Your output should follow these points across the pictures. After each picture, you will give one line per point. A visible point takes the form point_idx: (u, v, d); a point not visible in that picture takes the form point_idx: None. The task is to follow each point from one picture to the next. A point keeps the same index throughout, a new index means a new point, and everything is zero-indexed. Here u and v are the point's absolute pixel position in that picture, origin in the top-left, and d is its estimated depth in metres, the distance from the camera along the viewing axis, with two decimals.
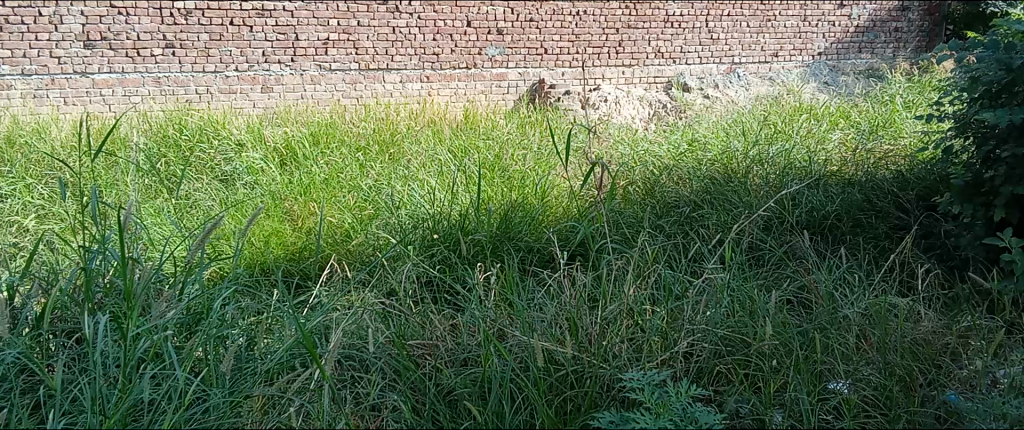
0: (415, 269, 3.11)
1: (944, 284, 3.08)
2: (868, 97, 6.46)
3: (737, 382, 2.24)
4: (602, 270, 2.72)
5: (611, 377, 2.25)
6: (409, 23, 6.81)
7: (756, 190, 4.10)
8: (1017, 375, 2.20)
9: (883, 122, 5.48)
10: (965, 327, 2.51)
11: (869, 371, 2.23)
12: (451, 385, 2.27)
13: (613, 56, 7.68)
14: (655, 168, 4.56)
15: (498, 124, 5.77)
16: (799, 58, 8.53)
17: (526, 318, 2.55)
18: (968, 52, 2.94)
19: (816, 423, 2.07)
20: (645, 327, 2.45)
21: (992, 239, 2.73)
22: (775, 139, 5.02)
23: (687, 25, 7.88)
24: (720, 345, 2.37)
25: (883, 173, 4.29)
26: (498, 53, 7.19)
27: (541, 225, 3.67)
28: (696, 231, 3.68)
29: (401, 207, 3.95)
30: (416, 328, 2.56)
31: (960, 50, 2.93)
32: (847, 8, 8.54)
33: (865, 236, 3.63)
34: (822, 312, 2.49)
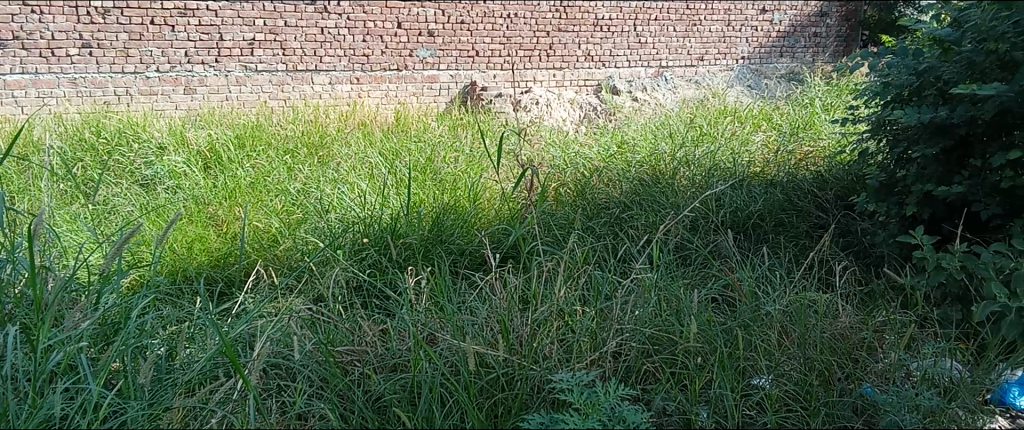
0: (344, 273, 3.05)
1: (861, 280, 3.18)
2: (789, 100, 6.66)
3: (664, 379, 2.26)
4: (532, 271, 2.72)
5: (541, 378, 2.25)
6: (338, 23, 6.71)
7: (684, 191, 4.17)
8: (929, 367, 2.29)
9: (803, 123, 5.66)
10: (880, 322, 2.59)
11: (790, 366, 2.28)
12: (380, 392, 2.23)
13: (544, 58, 7.72)
14: (585, 170, 4.60)
15: (429, 127, 5.74)
16: (724, 62, 8.74)
17: (457, 321, 2.53)
18: (880, 59, 3.05)
19: (739, 419, 2.12)
20: (575, 328, 2.46)
21: (905, 237, 2.84)
22: (701, 141, 5.12)
23: (616, 29, 7.99)
24: (648, 345, 2.39)
25: (803, 174, 4.43)
26: (429, 55, 7.13)
27: (474, 228, 3.65)
28: (625, 231, 3.72)
29: (331, 211, 3.88)
30: (344, 334, 2.51)
31: (872, 57, 3.04)
32: (769, 13, 8.82)
33: (787, 234, 3.73)
34: (746, 310, 2.55)
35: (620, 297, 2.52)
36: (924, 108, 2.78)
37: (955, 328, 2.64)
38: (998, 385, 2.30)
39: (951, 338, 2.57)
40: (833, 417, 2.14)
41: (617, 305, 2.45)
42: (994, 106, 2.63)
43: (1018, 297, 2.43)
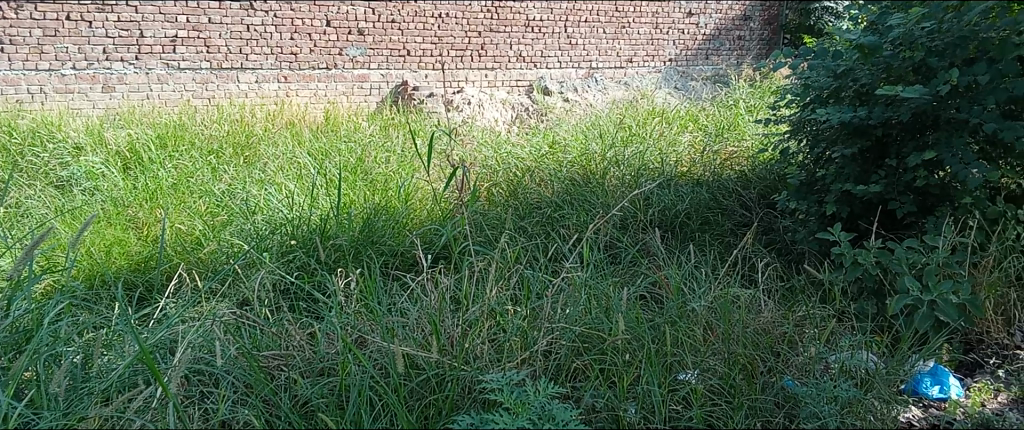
0: (270, 276, 2.98)
1: (782, 276, 3.27)
2: (715, 101, 6.81)
3: (593, 377, 2.28)
4: (464, 271, 2.71)
5: (472, 378, 2.24)
6: (265, 21, 6.57)
7: (614, 191, 4.22)
8: (845, 359, 2.36)
9: (728, 124, 5.80)
10: (800, 316, 2.67)
11: (716, 361, 2.32)
12: (307, 396, 2.19)
13: (476, 58, 7.72)
14: (517, 170, 4.63)
15: (360, 126, 5.66)
16: (652, 64, 8.89)
17: (387, 323, 2.50)
18: (802, 59, 3.05)
19: (666, 414, 2.15)
20: (506, 327, 2.46)
21: (823, 234, 2.93)
22: (631, 141, 5.20)
23: (547, 30, 8.05)
24: (577, 343, 2.40)
25: (728, 173, 4.53)
26: (359, 54, 7.05)
27: (404, 228, 3.62)
28: (556, 231, 3.74)
29: (257, 212, 3.78)
30: (271, 338, 2.45)
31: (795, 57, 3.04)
32: (695, 17, 9.02)
33: (712, 232, 3.81)
34: (673, 307, 2.59)
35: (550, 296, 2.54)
36: (842, 109, 2.88)
37: (871, 322, 2.74)
38: (910, 375, 2.39)
39: (867, 331, 2.66)
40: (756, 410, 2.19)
41: (548, 304, 2.46)
42: (908, 108, 2.75)
43: (929, 291, 2.54)
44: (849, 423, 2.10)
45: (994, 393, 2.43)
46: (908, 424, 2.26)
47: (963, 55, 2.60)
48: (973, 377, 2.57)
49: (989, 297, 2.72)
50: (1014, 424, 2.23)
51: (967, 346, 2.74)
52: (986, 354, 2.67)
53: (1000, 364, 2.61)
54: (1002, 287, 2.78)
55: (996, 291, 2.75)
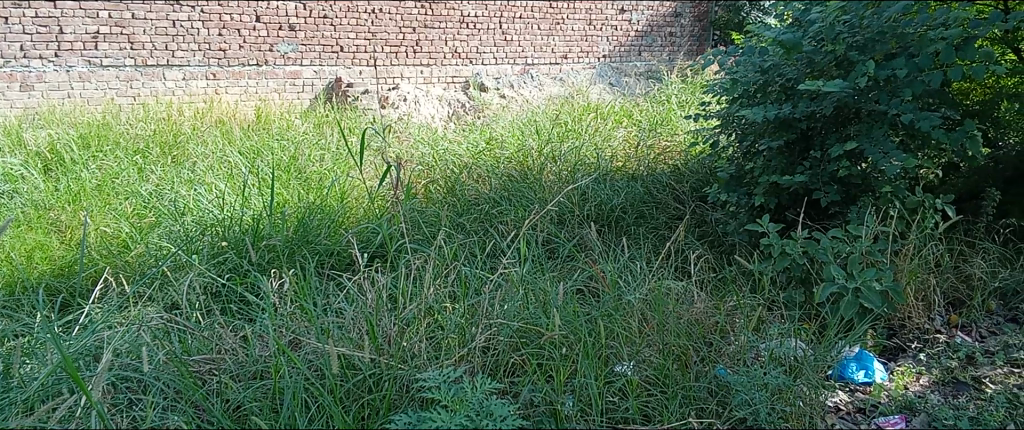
0: (200, 279, 2.90)
1: (714, 267, 3.34)
2: (648, 97, 6.90)
3: (530, 371, 2.28)
4: (400, 269, 2.68)
5: (409, 377, 2.22)
6: (192, 16, 6.40)
7: (551, 186, 4.24)
8: (774, 347, 2.43)
9: (661, 119, 5.88)
10: (731, 306, 2.73)
11: (651, 352, 2.36)
12: (239, 400, 2.14)
13: (411, 55, 7.66)
14: (454, 166, 4.62)
15: (293, 124, 5.56)
16: (586, 60, 8.98)
17: (321, 323, 2.46)
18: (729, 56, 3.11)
19: (602, 406, 2.18)
20: (444, 324, 2.45)
21: (752, 225, 3.00)
22: (566, 137, 5.24)
23: (482, 27, 8.04)
24: (515, 338, 2.40)
25: (661, 167, 4.60)
26: (290, 50, 6.92)
27: (340, 227, 3.57)
28: (494, 227, 3.74)
29: (186, 213, 3.68)
30: (201, 341, 2.39)
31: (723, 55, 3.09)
32: (628, 13, 9.14)
33: (647, 225, 3.87)
34: (608, 300, 2.62)
35: (488, 292, 2.54)
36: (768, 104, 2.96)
37: (799, 310, 2.83)
38: (836, 361, 2.46)
39: (795, 319, 2.74)
40: (691, 399, 2.23)
41: (485, 300, 2.47)
42: (831, 101, 2.84)
43: (853, 278, 2.62)
44: (778, 409, 2.16)
45: (915, 376, 2.52)
46: (836, 408, 2.33)
47: (884, 50, 2.69)
48: (896, 361, 2.66)
49: (909, 284, 2.83)
50: (934, 405, 2.32)
51: (890, 331, 2.83)
52: (908, 338, 2.77)
53: (921, 348, 2.71)
54: (922, 274, 2.89)
55: (916, 277, 2.85)
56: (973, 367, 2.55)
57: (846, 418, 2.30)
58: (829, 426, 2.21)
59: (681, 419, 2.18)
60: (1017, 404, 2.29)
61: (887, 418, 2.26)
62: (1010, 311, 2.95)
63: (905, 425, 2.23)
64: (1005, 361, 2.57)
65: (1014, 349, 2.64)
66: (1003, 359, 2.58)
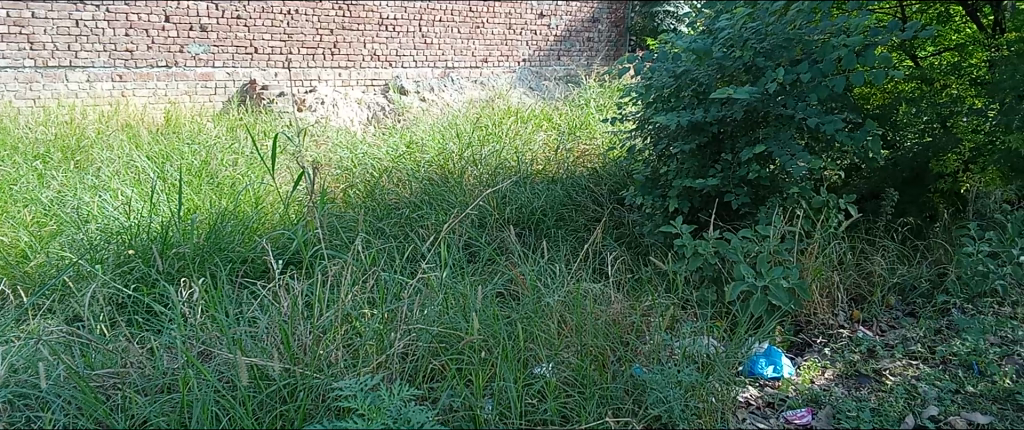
0: (104, 290, 2.77)
1: (632, 269, 3.39)
2: (567, 101, 6.96)
3: (449, 376, 2.26)
4: (317, 275, 2.61)
5: (325, 386, 2.17)
6: (96, 16, 6.14)
7: (471, 190, 4.23)
8: (688, 345, 2.47)
9: (580, 123, 5.94)
10: (647, 306, 2.78)
11: (569, 354, 2.37)
12: (146, 415, 2.03)
13: (328, 57, 7.53)
14: (375, 170, 4.56)
15: (205, 128, 5.38)
16: (506, 64, 9.02)
17: (234, 333, 2.37)
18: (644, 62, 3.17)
19: (521, 409, 2.16)
20: (362, 331, 2.41)
21: (667, 227, 3.06)
22: (487, 140, 5.24)
23: (402, 29, 7.98)
24: (434, 344, 2.38)
25: (581, 170, 4.65)
26: (201, 51, 6.69)
27: (255, 233, 3.46)
28: (415, 231, 3.70)
29: (90, 221, 3.52)
30: (106, 354, 2.28)
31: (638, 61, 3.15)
32: (547, 18, 9.22)
33: (567, 228, 3.89)
34: (528, 303, 2.62)
35: (407, 297, 2.50)
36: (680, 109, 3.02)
37: (712, 308, 2.89)
38: (747, 357, 2.53)
39: (708, 317, 2.80)
40: (608, 399, 2.23)
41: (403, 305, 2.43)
42: (740, 106, 2.92)
43: (762, 277, 2.71)
44: (692, 406, 2.19)
45: (821, 370, 2.61)
46: (747, 403, 2.38)
47: (790, 56, 2.78)
48: (803, 356, 2.75)
49: (815, 281, 2.94)
50: (839, 397, 2.40)
51: (797, 327, 2.93)
52: (814, 334, 2.87)
53: (826, 343, 2.81)
54: (827, 271, 3.00)
55: (821, 275, 2.96)
56: (875, 360, 2.66)
57: (757, 413, 2.35)
58: (740, 421, 2.26)
59: (599, 419, 2.18)
60: (914, 395, 2.40)
61: (794, 412, 2.33)
62: (908, 306, 3.08)
63: (812, 417, 2.30)
64: (904, 353, 2.69)
65: (912, 342, 2.76)
66: (902, 351, 2.69)
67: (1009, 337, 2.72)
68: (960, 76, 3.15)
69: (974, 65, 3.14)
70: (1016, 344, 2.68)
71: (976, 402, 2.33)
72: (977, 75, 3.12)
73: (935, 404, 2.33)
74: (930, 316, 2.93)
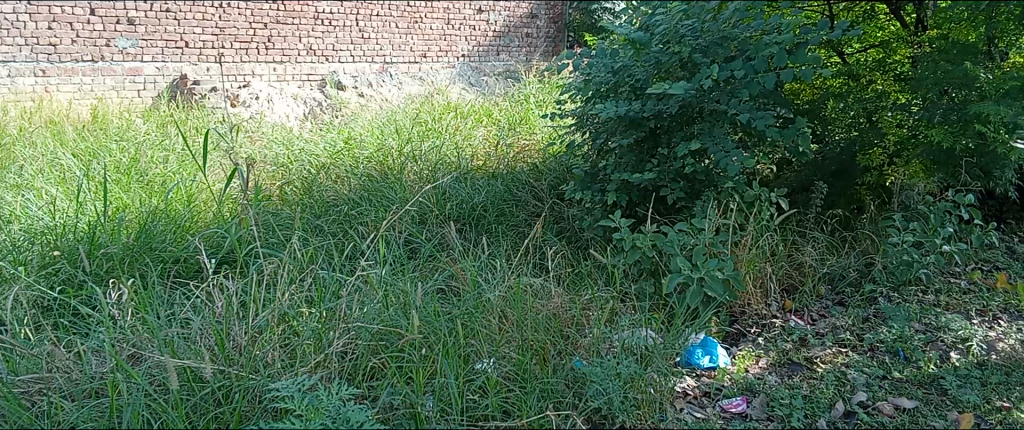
0: (27, 292, 2.66)
1: (571, 262, 3.40)
2: (507, 96, 6.95)
3: (389, 374, 2.23)
4: (251, 274, 2.54)
5: (261, 387, 2.12)
6: (17, 8, 5.90)
7: (411, 186, 4.20)
8: (628, 337, 2.48)
9: (519, 118, 5.94)
10: (587, 300, 2.79)
11: (510, 349, 2.36)
12: (72, 421, 1.96)
13: (262, 52, 7.37)
14: (312, 166, 4.49)
15: (133, 124, 5.22)
16: (445, 60, 8.98)
17: (165, 335, 2.31)
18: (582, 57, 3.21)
19: (462, 405, 2.14)
20: (299, 330, 2.36)
21: (605, 221, 3.08)
22: (427, 136, 5.21)
23: (338, 23, 7.88)
24: (374, 342, 2.34)
25: (521, 165, 4.65)
26: (129, 45, 6.47)
27: (187, 231, 3.36)
28: (354, 228, 3.64)
29: (12, 221, 3.37)
30: (31, 360, 2.20)
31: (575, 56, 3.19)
32: (485, 14, 9.20)
33: (507, 223, 3.89)
34: (469, 299, 2.61)
35: (345, 295, 2.46)
36: (618, 104, 3.04)
37: (650, 301, 2.92)
38: (684, 348, 2.56)
39: (646, 309, 2.83)
40: (549, 392, 2.23)
41: (341, 303, 2.40)
42: (676, 101, 2.96)
43: (697, 269, 2.75)
44: (631, 398, 2.21)
45: (755, 359, 2.66)
46: (684, 393, 2.42)
47: (724, 53, 2.84)
48: (737, 346, 2.80)
49: (748, 273, 3.00)
50: (772, 386, 2.45)
51: (733, 318, 2.98)
52: (748, 324, 2.93)
53: (760, 332, 2.87)
54: (759, 263, 3.07)
55: (754, 267, 3.03)
56: (806, 348, 2.73)
57: (694, 402, 2.39)
58: (678, 411, 2.29)
59: (540, 413, 2.18)
60: (844, 381, 2.47)
61: (730, 400, 2.37)
62: (837, 295, 3.17)
63: (747, 405, 2.35)
64: (834, 341, 2.77)
65: (841, 330, 2.85)
66: (832, 339, 2.77)
67: (933, 323, 2.82)
68: (885, 72, 3.23)
69: (898, 61, 3.21)
70: (939, 330, 2.78)
71: (901, 387, 2.41)
72: (900, 70, 3.21)
73: (864, 390, 2.40)
74: (858, 304, 3.02)
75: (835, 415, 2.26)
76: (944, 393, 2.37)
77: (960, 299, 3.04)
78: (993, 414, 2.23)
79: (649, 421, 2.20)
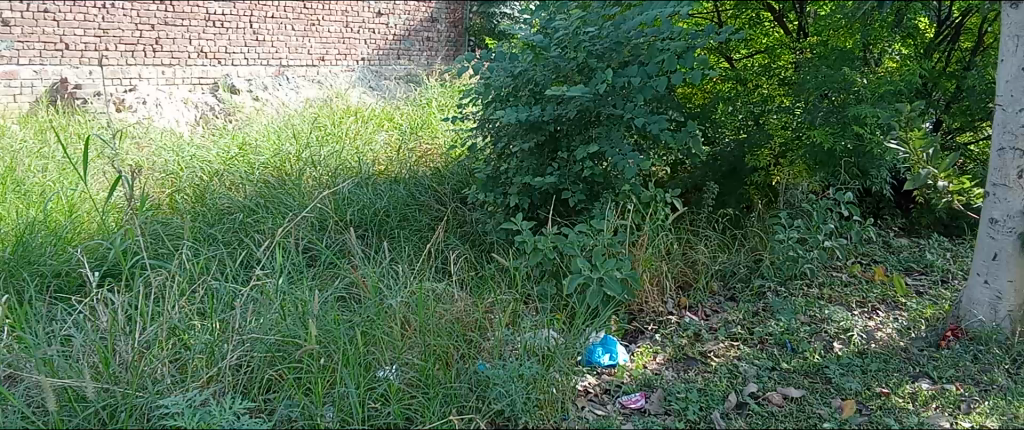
0: None
1: (474, 266, 3.39)
2: (408, 100, 6.85)
3: (286, 386, 2.17)
4: (138, 286, 2.41)
5: (148, 405, 2.03)
6: None
7: (310, 192, 4.10)
8: (531, 339, 2.48)
9: (421, 122, 5.87)
10: (489, 303, 2.79)
11: (412, 355, 2.32)
12: None
13: (149, 54, 7.06)
14: (204, 174, 4.32)
15: (7, 130, 4.90)
16: (344, 63, 8.81)
17: (43, 354, 2.18)
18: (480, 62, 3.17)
19: (364, 415, 2.10)
20: (191, 344, 2.26)
21: (507, 224, 3.10)
22: (326, 141, 5.10)
23: (231, 25, 7.65)
24: (271, 353, 2.25)
25: (423, 170, 4.61)
26: (3, 48, 6.05)
27: (69, 244, 3.17)
28: (250, 236, 3.52)
29: None
30: None
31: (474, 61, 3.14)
32: (385, 17, 9.11)
33: (410, 228, 3.85)
34: (371, 305, 2.54)
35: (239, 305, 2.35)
36: (520, 110, 3.04)
37: (551, 302, 2.95)
38: (585, 348, 2.59)
39: (548, 310, 2.85)
40: (452, 397, 2.21)
41: (236, 314, 2.29)
42: (574, 105, 3.00)
43: (597, 269, 2.80)
44: (534, 399, 2.21)
45: (653, 355, 2.72)
46: (585, 392, 2.45)
47: (619, 58, 2.90)
48: (636, 343, 2.86)
49: (645, 271, 3.08)
50: (669, 380, 2.51)
51: (631, 316, 3.04)
52: (646, 321, 2.99)
53: (657, 329, 2.93)
54: (656, 261, 3.15)
55: (651, 265, 3.11)
56: (700, 343, 2.81)
57: (595, 400, 2.42)
58: (579, 409, 2.31)
59: (443, 418, 2.17)
60: (736, 374, 2.55)
61: (629, 397, 2.41)
62: (728, 291, 3.27)
63: (645, 401, 2.40)
64: (726, 336, 2.86)
65: (733, 324, 2.94)
66: (724, 334, 2.86)
67: (817, 315, 2.96)
68: (770, 77, 3.42)
69: (782, 66, 3.41)
70: (823, 322, 2.91)
71: (790, 377, 2.51)
72: (784, 75, 3.40)
73: (754, 381, 2.49)
74: (748, 299, 3.13)
75: (727, 407, 2.34)
76: (828, 381, 2.47)
77: (842, 292, 3.20)
78: (873, 400, 2.33)
79: (551, 421, 2.21)
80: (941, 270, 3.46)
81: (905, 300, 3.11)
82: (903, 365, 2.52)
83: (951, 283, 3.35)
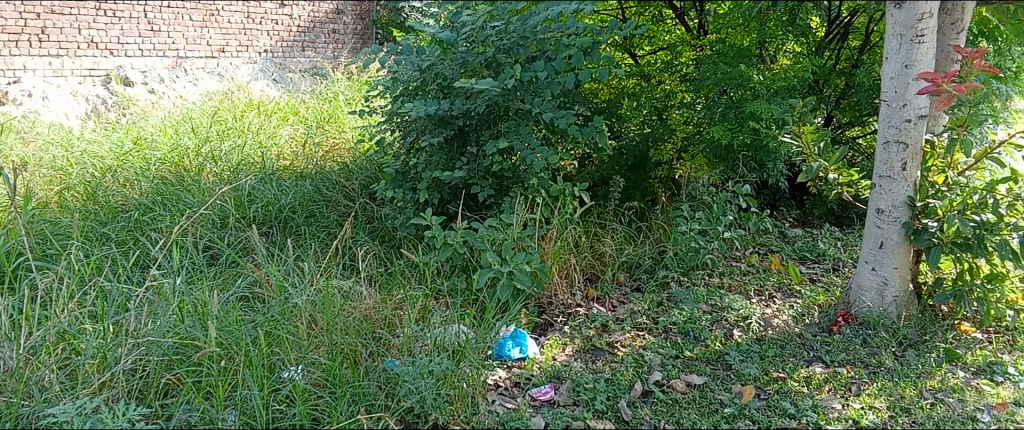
0: None
1: (382, 262, 3.34)
2: (313, 93, 6.68)
3: (184, 391, 2.08)
4: (22, 290, 2.27)
5: (34, 414, 1.92)
6: None
7: (210, 188, 3.93)
8: (440, 334, 2.45)
9: (327, 116, 5.74)
10: (399, 299, 2.75)
11: (319, 354, 2.26)
12: None
13: (35, 44, 6.56)
14: (95, 169, 4.10)
15: None
16: (245, 55, 8.53)
17: None
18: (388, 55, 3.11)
19: (269, 418, 2.04)
20: (81, 349, 2.13)
21: (416, 219, 3.06)
22: (227, 135, 4.93)
23: (123, 15, 7.27)
24: (168, 356, 2.15)
25: (330, 165, 4.51)
26: None
27: None
28: (146, 235, 3.37)
29: None
30: None
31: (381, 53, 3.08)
32: (288, 8, 8.87)
33: (317, 224, 3.75)
34: (275, 304, 2.46)
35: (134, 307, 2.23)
36: (428, 103, 3.01)
37: (461, 296, 2.93)
38: (494, 342, 2.59)
39: (457, 305, 2.83)
40: (360, 396, 2.17)
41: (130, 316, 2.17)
42: (482, 100, 3.00)
43: (507, 263, 2.80)
44: (444, 394, 2.19)
45: (561, 347, 2.75)
46: (495, 385, 2.45)
47: (526, 53, 2.90)
48: (545, 335, 2.88)
49: (553, 264, 3.10)
50: (577, 371, 2.54)
51: (540, 308, 3.06)
52: (555, 313, 3.01)
53: (566, 321, 2.96)
54: (564, 254, 3.18)
55: (559, 258, 3.14)
56: (607, 333, 2.85)
57: (505, 393, 2.42)
58: (489, 403, 2.31)
59: (351, 417, 2.12)
60: (641, 363, 2.60)
61: (538, 389, 2.42)
62: (634, 281, 3.33)
63: (554, 393, 2.42)
64: (632, 326, 2.91)
65: (638, 314, 3.00)
66: (631, 324, 2.91)
67: (718, 304, 3.05)
68: (672, 73, 3.48)
69: (683, 63, 3.47)
70: (724, 310, 3.00)
71: (692, 364, 2.58)
72: (685, 72, 3.47)
73: (659, 370, 2.54)
74: (653, 290, 3.20)
75: (633, 396, 2.38)
76: (729, 368, 2.55)
77: (741, 280, 3.31)
78: (770, 384, 2.42)
79: (462, 416, 2.19)
80: (833, 258, 3.63)
81: (800, 287, 3.25)
82: (799, 350, 2.63)
83: (841, 270, 3.52)
